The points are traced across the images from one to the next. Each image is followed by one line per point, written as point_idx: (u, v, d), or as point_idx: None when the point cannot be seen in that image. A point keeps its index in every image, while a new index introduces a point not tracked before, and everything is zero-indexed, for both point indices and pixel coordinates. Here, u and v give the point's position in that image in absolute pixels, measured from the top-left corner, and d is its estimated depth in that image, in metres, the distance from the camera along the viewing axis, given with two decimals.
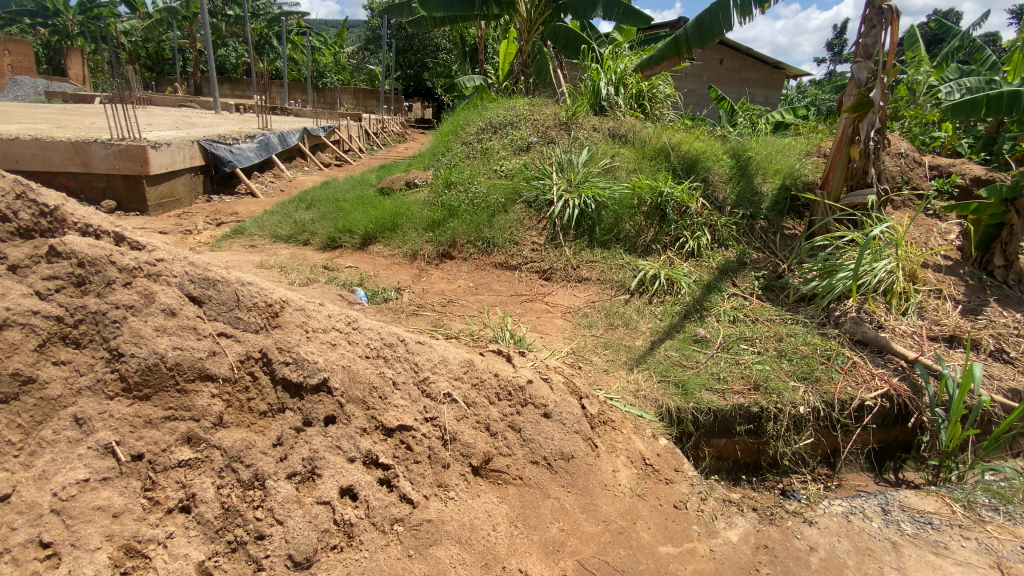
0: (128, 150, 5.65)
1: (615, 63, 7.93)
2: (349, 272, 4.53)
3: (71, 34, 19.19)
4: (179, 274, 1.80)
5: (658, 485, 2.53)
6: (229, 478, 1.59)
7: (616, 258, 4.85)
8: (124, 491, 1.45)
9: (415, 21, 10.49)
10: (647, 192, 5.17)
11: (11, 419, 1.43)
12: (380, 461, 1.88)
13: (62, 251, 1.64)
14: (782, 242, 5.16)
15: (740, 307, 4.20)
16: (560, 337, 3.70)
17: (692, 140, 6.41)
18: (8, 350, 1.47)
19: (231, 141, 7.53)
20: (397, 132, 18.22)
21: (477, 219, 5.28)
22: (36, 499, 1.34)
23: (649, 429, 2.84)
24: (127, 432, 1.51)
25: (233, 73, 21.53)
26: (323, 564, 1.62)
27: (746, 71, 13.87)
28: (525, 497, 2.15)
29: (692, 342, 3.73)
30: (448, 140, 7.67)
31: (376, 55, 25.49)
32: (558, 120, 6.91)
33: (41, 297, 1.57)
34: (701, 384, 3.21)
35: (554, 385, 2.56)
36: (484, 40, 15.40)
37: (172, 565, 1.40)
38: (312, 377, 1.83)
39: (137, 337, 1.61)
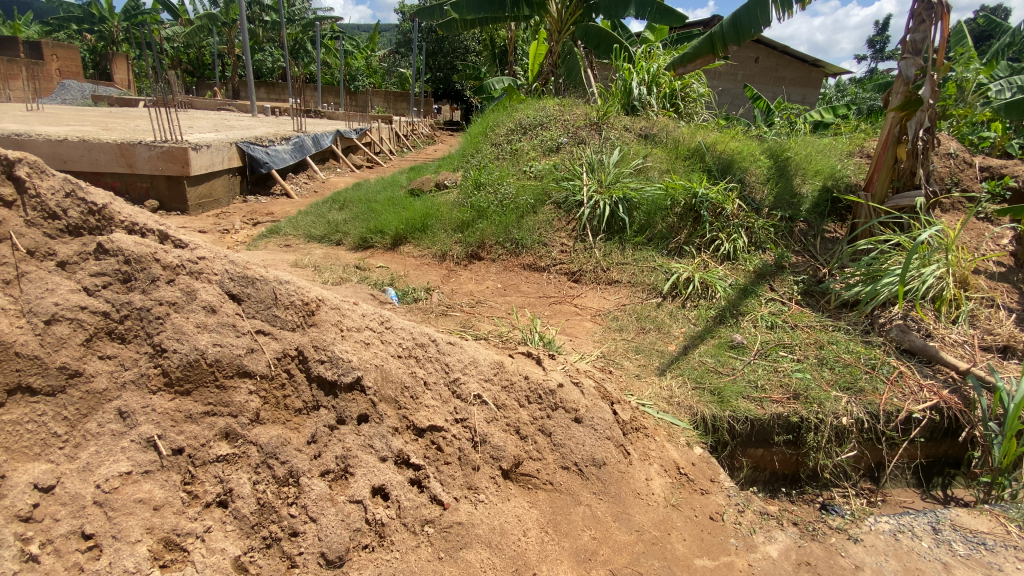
0: (171, 152, 5.86)
1: (647, 63, 7.81)
2: (380, 272, 4.57)
3: (117, 40, 20.02)
4: (219, 272, 1.80)
5: (693, 496, 2.45)
6: (265, 474, 1.61)
7: (647, 260, 4.76)
8: (164, 484, 1.48)
9: (446, 24, 10.56)
10: (681, 193, 5.07)
11: (58, 412, 1.47)
12: (411, 461, 1.87)
13: (109, 248, 1.66)
14: (822, 245, 4.98)
15: (778, 312, 4.05)
16: (589, 340, 3.64)
17: (727, 140, 6.25)
18: (57, 344, 1.51)
19: (268, 143, 7.74)
20: (426, 133, 18.43)
21: (506, 219, 5.26)
22: (80, 490, 1.37)
23: (684, 437, 2.77)
24: (169, 426, 1.54)
25: (269, 77, 22.16)
26: (354, 563, 1.62)
27: (783, 69, 13.48)
28: (555, 502, 2.10)
29: (728, 348, 3.62)
30: (477, 141, 7.69)
31: (406, 58, 25.85)
32: (589, 120, 6.84)
33: (89, 293, 1.60)
34: (737, 392, 3.10)
35: (586, 390, 2.50)
36: (514, 41, 15.42)
37: (210, 559, 1.42)
38: (346, 376, 1.83)
39: (179, 333, 1.63)
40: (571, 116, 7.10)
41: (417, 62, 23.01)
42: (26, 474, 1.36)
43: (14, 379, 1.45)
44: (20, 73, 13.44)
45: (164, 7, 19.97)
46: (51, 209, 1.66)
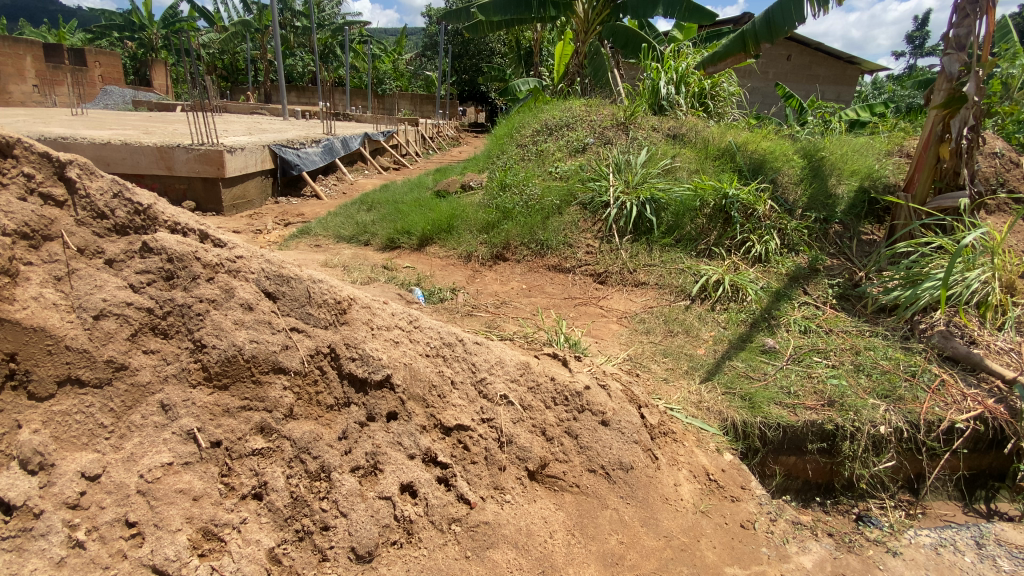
0: (207, 154, 6.07)
1: (676, 62, 7.70)
2: (407, 272, 4.63)
3: (156, 47, 20.80)
4: (256, 270, 1.84)
5: (723, 502, 2.40)
6: (298, 468, 1.64)
7: (675, 262, 4.68)
8: (203, 476, 1.52)
9: (472, 27, 10.62)
10: (710, 194, 4.99)
11: (104, 403, 1.51)
12: (438, 459, 1.89)
13: (154, 246, 1.69)
14: (859, 248, 4.82)
15: (812, 317, 3.93)
16: (616, 342, 3.61)
17: (759, 140, 6.12)
18: (104, 338, 1.55)
19: (299, 145, 7.93)
20: (451, 136, 18.59)
21: (532, 220, 5.25)
22: (124, 480, 1.42)
23: (713, 443, 2.72)
24: (207, 419, 1.59)
25: (300, 81, 22.70)
26: (383, 559, 1.65)
27: (817, 67, 13.11)
28: (582, 505, 2.08)
29: (759, 352, 3.53)
30: (503, 142, 7.71)
31: (432, 60, 26.14)
32: (616, 121, 6.78)
33: (134, 290, 1.64)
34: (769, 398, 3.02)
35: (612, 392, 2.47)
36: (539, 42, 15.42)
37: (246, 550, 1.46)
38: (376, 373, 1.85)
39: (218, 330, 1.67)
40: (598, 117, 7.06)
41: (443, 65, 23.23)
42: (74, 463, 1.40)
43: (64, 371, 1.49)
44: (66, 79, 14.09)
45: (200, 14, 20.64)
46: (100, 209, 1.69)
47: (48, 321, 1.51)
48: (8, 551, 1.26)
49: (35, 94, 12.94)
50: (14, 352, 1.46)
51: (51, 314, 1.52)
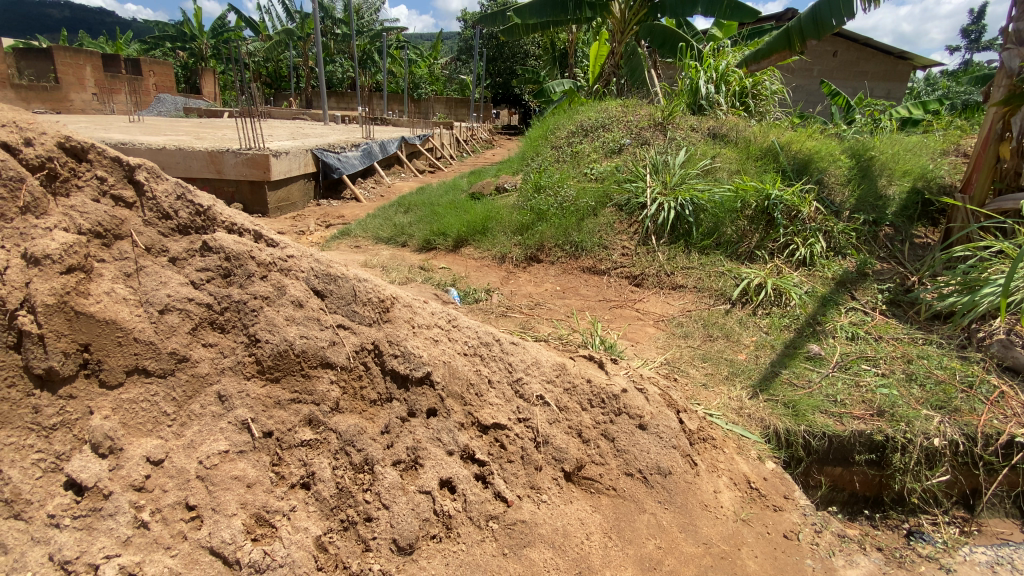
0: (254, 158, 6.30)
1: (716, 61, 7.55)
2: (443, 272, 4.72)
3: (206, 57, 21.81)
4: (306, 269, 1.92)
5: (765, 511, 2.34)
6: (343, 460, 1.70)
7: (715, 265, 4.60)
8: (256, 464, 1.60)
9: (508, 30, 10.69)
10: (752, 196, 4.88)
11: (167, 393, 1.60)
12: (476, 457, 1.92)
13: (212, 246, 1.78)
14: (911, 251, 4.60)
15: (860, 323, 3.78)
16: (652, 346, 3.56)
17: (803, 139, 5.93)
18: (167, 332, 1.64)
19: (339, 150, 8.17)
20: (485, 139, 18.76)
21: (566, 222, 5.23)
22: (185, 465, 1.50)
23: (755, 451, 2.66)
24: (260, 411, 1.67)
25: (339, 87, 23.34)
26: (423, 552, 1.69)
27: (865, 63, 12.58)
28: (619, 509, 2.06)
29: (804, 359, 3.42)
30: (537, 144, 7.72)
31: (467, 64, 26.45)
32: (653, 121, 6.68)
33: (195, 286, 1.73)
34: (813, 406, 2.92)
35: (650, 396, 2.45)
36: (575, 44, 15.37)
37: (295, 536, 1.52)
38: (417, 370, 1.90)
39: (271, 325, 1.75)
40: (635, 117, 6.98)
41: (478, 68, 23.48)
42: (141, 447, 1.49)
43: (132, 361, 1.58)
44: (124, 88, 14.94)
45: (246, 24, 21.50)
46: (165, 210, 1.77)
47: (119, 315, 1.58)
48: (80, 529, 1.35)
49: (95, 102, 13.75)
50: (87, 343, 1.53)
51: (121, 308, 1.59)
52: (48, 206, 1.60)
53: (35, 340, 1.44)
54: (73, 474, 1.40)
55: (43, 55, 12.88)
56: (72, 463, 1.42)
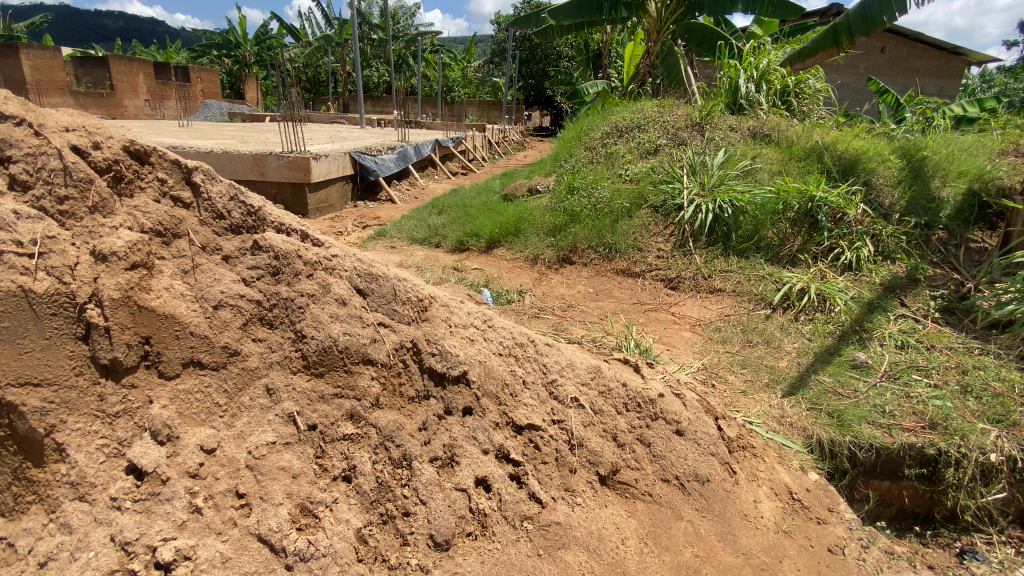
0: (296, 161, 6.51)
1: (757, 59, 7.38)
2: (476, 273, 4.76)
3: (249, 63, 22.64)
4: (349, 269, 1.97)
5: (808, 524, 2.26)
6: (382, 455, 1.74)
7: (755, 269, 4.48)
8: (301, 456, 1.65)
9: (543, 32, 10.68)
10: (794, 197, 4.73)
11: (220, 385, 1.67)
12: (511, 457, 1.92)
13: (263, 245, 1.84)
14: (967, 256, 4.36)
15: (910, 331, 3.61)
16: (689, 351, 3.50)
17: (849, 139, 5.71)
18: (220, 326, 1.71)
19: (376, 152, 8.34)
20: (517, 141, 18.84)
21: (600, 224, 5.19)
22: (235, 454, 1.57)
23: (797, 461, 2.58)
24: (305, 404, 1.73)
25: (375, 91, 23.85)
26: (459, 548, 1.70)
27: (915, 59, 12.01)
28: (655, 515, 2.03)
29: (849, 367, 3.29)
30: (571, 145, 7.69)
31: (500, 67, 26.63)
32: (691, 121, 6.56)
33: (246, 283, 1.79)
34: (860, 416, 2.81)
35: (687, 402, 2.40)
36: (609, 44, 15.25)
37: (337, 527, 1.57)
38: (454, 369, 1.92)
39: (316, 322, 1.81)
40: (672, 117, 6.86)
41: (511, 71, 23.59)
42: (195, 436, 1.56)
43: (188, 354, 1.65)
44: (173, 94, 15.65)
45: (288, 31, 22.19)
46: (218, 210, 1.84)
47: (177, 310, 1.65)
48: (139, 512, 1.42)
49: (146, 108, 14.46)
50: (148, 335, 1.60)
51: (179, 304, 1.67)
52: (114, 206, 1.67)
53: (101, 332, 1.51)
54: (135, 459, 1.48)
55: (99, 63, 13.57)
56: (134, 449, 1.49)
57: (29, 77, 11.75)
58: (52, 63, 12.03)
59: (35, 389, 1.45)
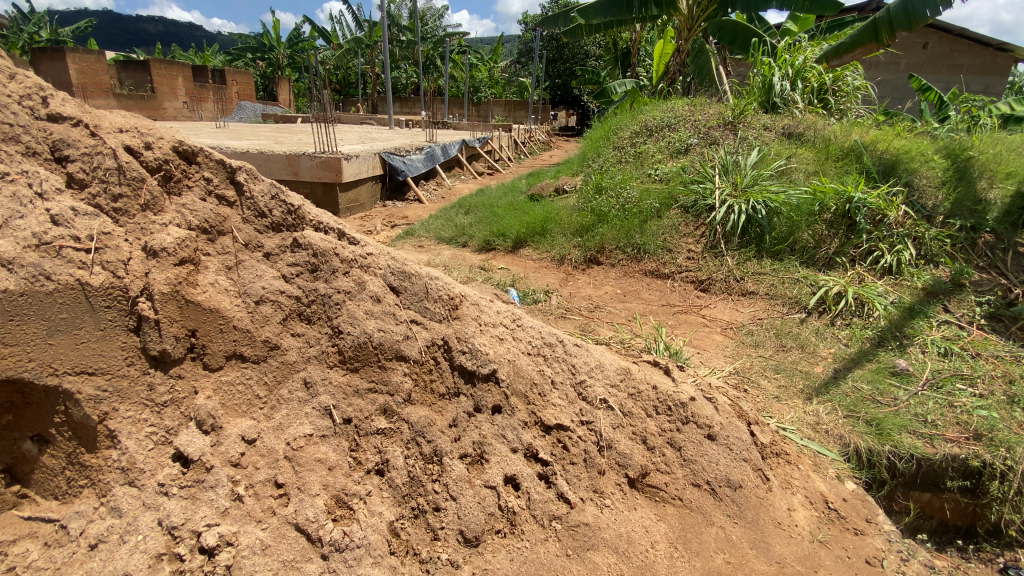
0: (328, 162, 6.65)
1: (792, 56, 7.19)
2: (502, 272, 4.78)
3: (282, 65, 23.22)
4: (383, 267, 2.00)
5: (845, 535, 2.19)
6: (414, 450, 1.77)
7: (789, 271, 4.38)
8: (337, 448, 1.70)
9: (571, 31, 10.59)
10: (832, 198, 4.61)
11: (260, 377, 1.72)
12: (540, 456, 1.93)
13: (302, 242, 1.89)
14: (1016, 261, 4.17)
15: (954, 338, 3.46)
16: (720, 354, 3.44)
17: (890, 138, 5.51)
18: (262, 321, 1.76)
19: (405, 153, 8.45)
20: (543, 140, 18.82)
21: (628, 224, 5.13)
22: (274, 445, 1.62)
23: (833, 469, 2.50)
24: (341, 398, 1.77)
25: (403, 92, 24.18)
26: (488, 545, 1.72)
27: (959, 55, 11.51)
28: (685, 519, 2.00)
29: (889, 374, 3.18)
30: (599, 144, 7.64)
31: (527, 67, 26.67)
32: (723, 120, 6.43)
33: (286, 280, 1.85)
34: (900, 425, 2.71)
35: (720, 406, 2.36)
36: (637, 43, 15.11)
37: (371, 519, 1.61)
38: (483, 367, 1.94)
39: (352, 318, 1.85)
40: (703, 116, 6.74)
41: (538, 71, 23.57)
42: (237, 427, 1.62)
43: (231, 347, 1.71)
44: (211, 96, 16.17)
45: (320, 34, 22.69)
46: (261, 209, 1.90)
47: (221, 304, 1.71)
48: (185, 498, 1.48)
49: (184, 109, 14.99)
50: (194, 329, 1.66)
51: (223, 298, 1.73)
52: (164, 204, 1.74)
53: (152, 324, 1.58)
54: (182, 447, 1.54)
55: (141, 67, 14.10)
56: (181, 438, 1.55)
57: (75, 80, 12.31)
58: (97, 66, 12.56)
59: (90, 378, 1.50)
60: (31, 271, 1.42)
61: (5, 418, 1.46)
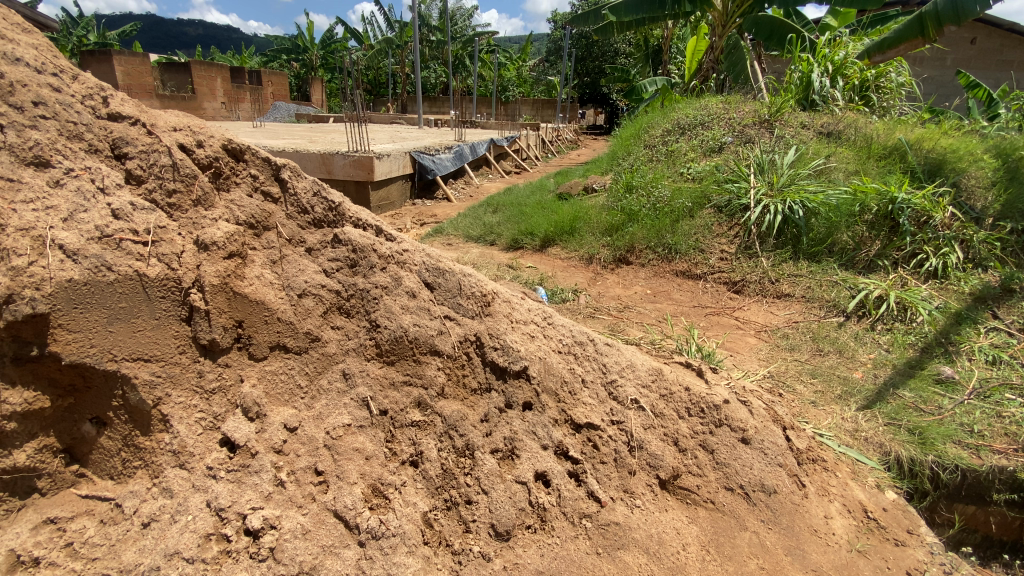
0: (361, 161, 6.78)
1: (833, 50, 6.96)
2: (530, 271, 4.79)
3: (315, 66, 23.76)
4: (418, 263, 2.04)
5: (885, 545, 2.12)
6: (447, 443, 1.80)
7: (827, 274, 4.26)
8: (373, 439, 1.74)
9: (602, 29, 10.52)
10: (873, 198, 4.46)
11: (301, 368, 1.78)
12: (570, 454, 1.93)
13: (342, 238, 1.95)
14: None
15: (1004, 346, 3.30)
16: (753, 357, 3.37)
17: (936, 137, 5.29)
18: (304, 313, 1.82)
19: (434, 152, 8.55)
20: (570, 139, 18.75)
21: (659, 223, 5.07)
22: (314, 434, 1.68)
23: (872, 478, 2.43)
24: (378, 390, 1.81)
25: (432, 92, 24.44)
26: (519, 540, 1.73)
27: (1011, 51, 10.96)
28: (718, 523, 1.98)
29: (933, 382, 3.06)
30: (629, 143, 7.56)
31: (556, 66, 26.59)
32: (759, 119, 6.28)
33: (327, 274, 1.91)
34: (945, 435, 2.62)
35: (754, 410, 2.33)
36: (669, 40, 14.89)
37: (406, 509, 1.65)
38: (515, 363, 1.96)
39: (389, 313, 1.90)
40: (738, 114, 6.59)
41: (566, 69, 23.45)
42: (280, 415, 1.68)
43: (275, 338, 1.77)
44: (248, 97, 16.67)
45: (352, 35, 23.13)
46: (303, 205, 1.96)
47: (266, 297, 1.77)
48: (232, 481, 1.55)
49: (222, 110, 15.52)
50: (241, 320, 1.73)
51: (268, 291, 1.79)
52: (214, 200, 1.82)
53: (203, 314, 1.65)
54: (229, 433, 1.61)
55: (182, 69, 14.62)
56: (228, 424, 1.62)
57: (121, 82, 12.87)
58: (141, 68, 13.09)
59: (145, 364, 1.57)
60: (94, 262, 1.50)
61: (66, 401, 1.52)
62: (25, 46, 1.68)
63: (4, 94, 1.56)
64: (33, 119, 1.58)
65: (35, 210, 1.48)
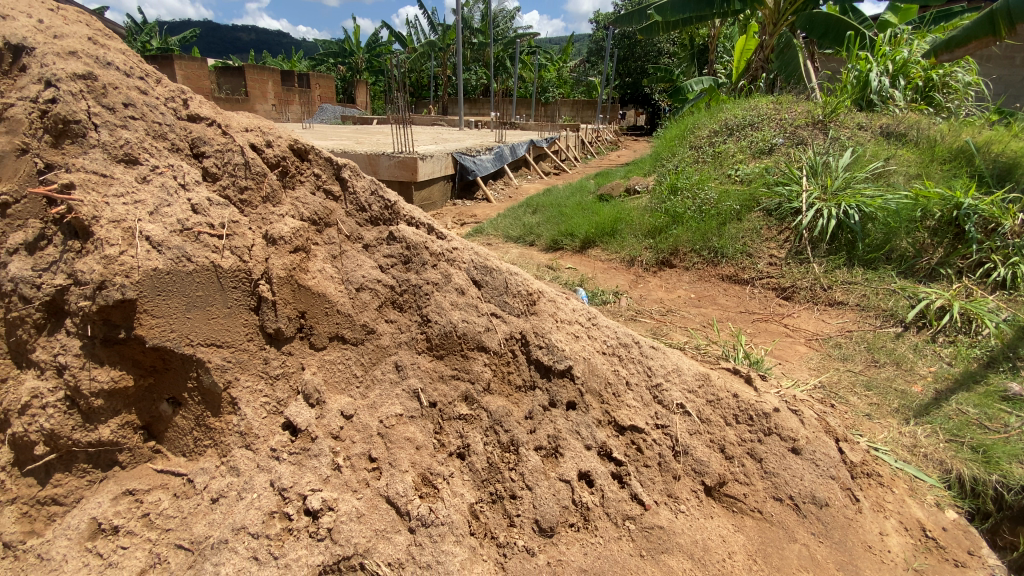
0: (405, 162, 6.95)
1: (894, 49, 6.64)
2: (570, 272, 4.80)
3: (360, 69, 24.44)
4: (467, 261, 2.09)
5: (944, 565, 2.02)
6: (493, 437, 1.84)
7: (884, 282, 4.08)
8: (423, 430, 1.80)
9: (646, 29, 10.36)
10: (936, 203, 4.24)
11: (357, 359, 1.86)
12: (613, 455, 1.93)
13: (397, 236, 2.02)
14: None
15: None
16: (804, 366, 3.26)
17: (1007, 139, 4.98)
18: (361, 307, 1.90)
19: (475, 153, 8.65)
20: (610, 140, 18.56)
21: (705, 226, 4.98)
22: (369, 422, 1.75)
23: (932, 496, 2.31)
24: (428, 383, 1.87)
25: (473, 93, 24.71)
26: (563, 537, 1.74)
27: None
28: (765, 533, 1.93)
29: (1000, 398, 2.88)
30: (673, 144, 7.44)
31: (597, 66, 26.41)
32: (812, 119, 6.05)
33: (383, 270, 1.98)
34: (1012, 454, 2.47)
35: (806, 420, 2.27)
36: (715, 40, 14.54)
37: (454, 499, 1.69)
38: (560, 362, 1.98)
39: (439, 308, 1.95)
40: (790, 115, 6.38)
41: (607, 70, 23.22)
42: (337, 403, 1.77)
43: (334, 329, 1.86)
44: (297, 99, 17.32)
45: (397, 38, 23.66)
46: (362, 204, 2.05)
47: (327, 290, 1.87)
48: (293, 463, 1.63)
49: (273, 111, 16.18)
50: (303, 311, 1.83)
51: (328, 284, 1.88)
52: (281, 197, 1.92)
53: (270, 304, 1.76)
54: (291, 418, 1.70)
55: (238, 73, 15.32)
56: (290, 409, 1.72)
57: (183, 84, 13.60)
58: (199, 72, 13.82)
59: (217, 349, 1.67)
60: (175, 253, 1.61)
61: (147, 380, 1.64)
62: (116, 53, 1.83)
63: (98, 97, 1.69)
64: (124, 119, 1.71)
65: (125, 204, 1.60)
